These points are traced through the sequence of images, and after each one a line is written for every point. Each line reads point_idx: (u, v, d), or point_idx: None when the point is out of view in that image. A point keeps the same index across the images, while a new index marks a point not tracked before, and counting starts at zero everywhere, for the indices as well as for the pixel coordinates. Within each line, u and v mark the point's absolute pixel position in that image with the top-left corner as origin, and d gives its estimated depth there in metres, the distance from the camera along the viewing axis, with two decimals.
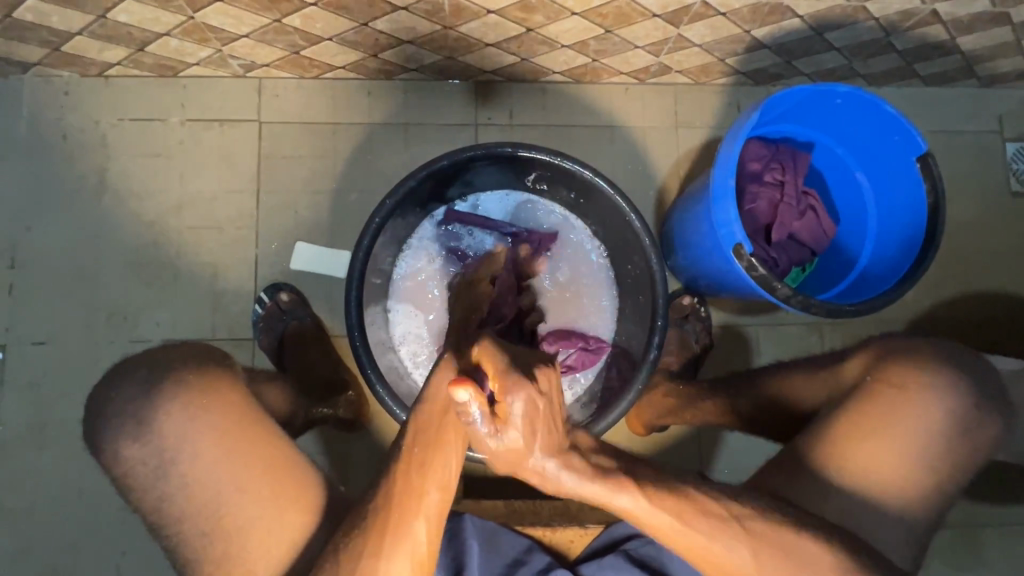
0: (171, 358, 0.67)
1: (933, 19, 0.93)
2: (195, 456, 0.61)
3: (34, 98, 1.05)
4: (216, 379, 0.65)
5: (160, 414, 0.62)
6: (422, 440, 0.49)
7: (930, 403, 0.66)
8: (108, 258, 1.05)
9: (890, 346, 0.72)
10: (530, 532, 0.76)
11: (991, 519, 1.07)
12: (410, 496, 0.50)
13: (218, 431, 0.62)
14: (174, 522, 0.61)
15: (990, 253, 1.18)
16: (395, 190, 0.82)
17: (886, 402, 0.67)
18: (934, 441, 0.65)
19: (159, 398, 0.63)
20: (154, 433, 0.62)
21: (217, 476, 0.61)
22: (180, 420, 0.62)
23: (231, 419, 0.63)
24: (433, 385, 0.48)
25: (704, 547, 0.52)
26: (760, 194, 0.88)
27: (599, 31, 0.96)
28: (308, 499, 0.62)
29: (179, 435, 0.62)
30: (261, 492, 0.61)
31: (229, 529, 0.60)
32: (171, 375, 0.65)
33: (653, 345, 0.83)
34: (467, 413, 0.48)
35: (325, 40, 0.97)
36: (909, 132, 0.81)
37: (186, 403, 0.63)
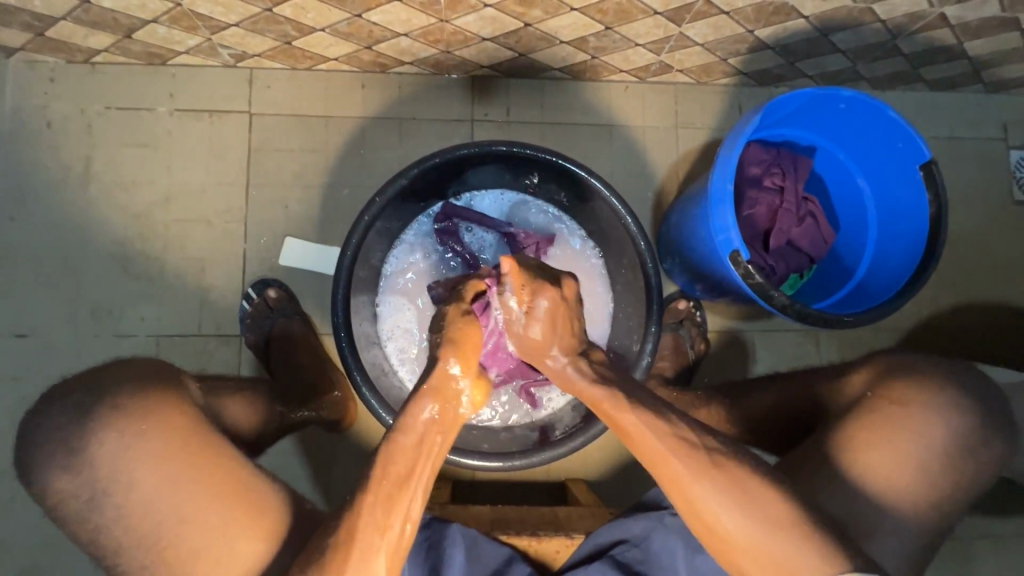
0: (111, 379, 0.65)
1: (941, 22, 0.91)
2: (133, 487, 0.59)
3: (17, 84, 1.03)
4: (157, 402, 0.62)
5: (94, 441, 0.60)
6: (389, 475, 0.52)
7: (933, 420, 0.64)
8: (92, 251, 1.02)
9: (895, 363, 0.71)
10: (515, 542, 0.74)
11: (984, 531, 1.07)
12: (373, 530, 0.51)
13: (154, 461, 0.59)
14: (114, 552, 0.59)
15: (991, 262, 1.16)
16: (385, 187, 0.80)
17: (884, 418, 0.66)
18: (936, 459, 0.63)
19: (94, 425, 0.61)
20: (87, 463, 0.60)
21: (158, 506, 0.59)
22: (115, 449, 0.60)
23: (172, 447, 0.60)
24: (409, 418, 0.53)
25: (686, 483, 0.54)
26: (759, 199, 0.86)
27: (599, 27, 0.93)
28: (263, 523, 0.60)
29: (114, 465, 0.59)
30: (209, 520, 0.59)
31: (170, 559, 0.59)
32: (108, 400, 0.62)
33: (645, 353, 0.82)
34: (437, 450, 0.54)
35: (318, 31, 0.94)
36: (913, 139, 0.79)
37: (121, 431, 0.60)
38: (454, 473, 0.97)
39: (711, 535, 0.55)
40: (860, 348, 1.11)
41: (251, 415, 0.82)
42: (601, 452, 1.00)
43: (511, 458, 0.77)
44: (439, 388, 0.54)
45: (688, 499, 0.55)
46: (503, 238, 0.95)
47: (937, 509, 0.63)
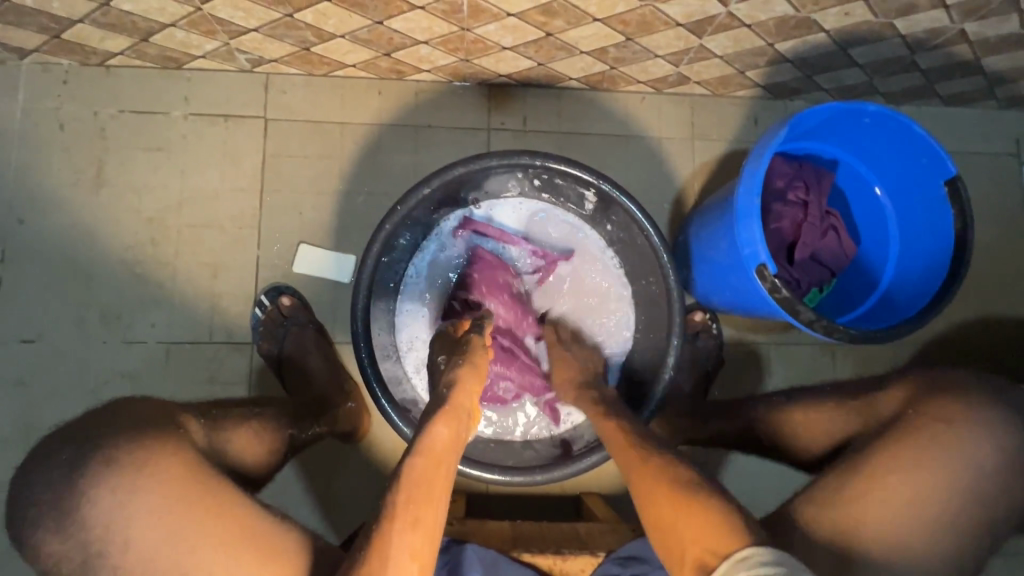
0: (101, 429, 0.62)
1: (960, 38, 0.91)
2: (130, 546, 0.57)
3: (30, 86, 1.01)
4: (152, 452, 0.61)
5: (85, 500, 0.57)
6: (415, 497, 0.53)
7: (980, 442, 0.61)
8: (103, 256, 1.01)
9: (933, 380, 0.69)
10: (538, 561, 0.73)
11: (1001, 549, 1.05)
12: (404, 555, 0.51)
13: (154, 514, 0.58)
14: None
15: (1006, 277, 1.16)
16: (406, 197, 0.79)
17: (928, 438, 0.62)
18: (980, 483, 0.60)
19: (84, 482, 0.58)
20: (80, 523, 0.57)
21: (157, 563, 0.57)
22: (109, 507, 0.57)
23: (173, 497, 0.59)
24: (427, 441, 0.56)
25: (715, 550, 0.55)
26: (784, 213, 0.86)
27: (620, 38, 0.93)
28: (269, 574, 0.58)
29: (108, 524, 0.57)
30: (213, 574, 0.57)
31: None
32: (98, 454, 0.60)
33: (668, 366, 0.82)
34: (445, 477, 0.55)
35: (337, 37, 0.94)
36: (938, 155, 0.79)
37: (114, 488, 0.58)
38: (467, 486, 0.95)
39: (652, 516, 0.59)
40: (876, 362, 1.10)
41: (258, 444, 0.79)
42: (617, 467, 0.98)
43: (531, 473, 0.76)
44: (451, 412, 0.58)
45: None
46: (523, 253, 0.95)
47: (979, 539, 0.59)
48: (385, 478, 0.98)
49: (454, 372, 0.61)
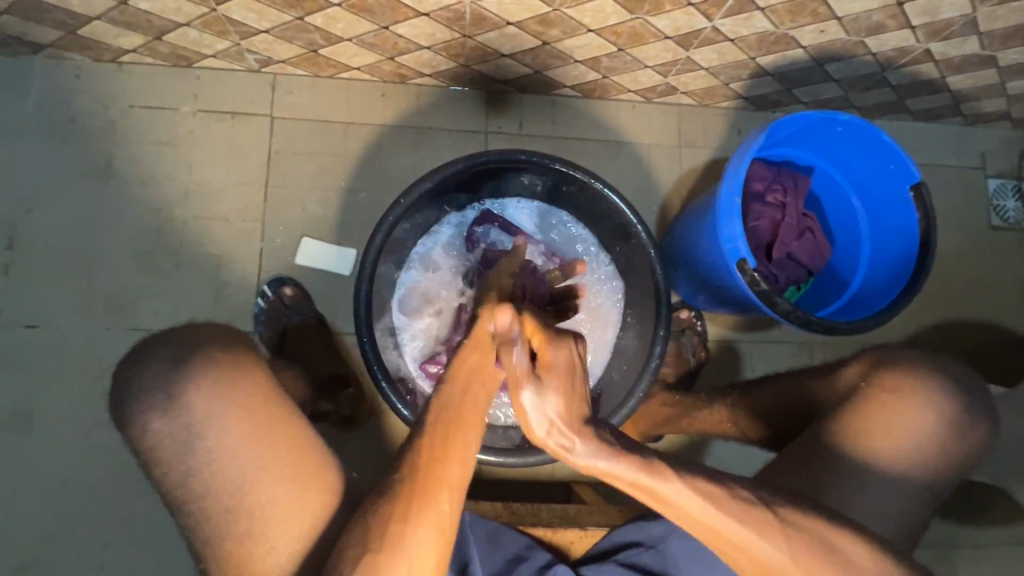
0: (199, 333, 0.67)
1: (925, 56, 0.99)
2: (224, 432, 0.60)
3: (43, 79, 1.05)
4: (243, 359, 0.65)
5: (190, 388, 0.61)
6: (444, 418, 0.54)
7: (925, 408, 0.69)
8: (110, 244, 1.03)
9: (886, 355, 0.75)
10: (532, 532, 0.77)
11: (967, 539, 1.11)
12: (433, 467, 0.53)
13: (245, 407, 0.61)
14: (198, 497, 0.59)
15: (972, 283, 1.23)
16: (409, 190, 0.83)
17: (880, 407, 0.70)
18: (931, 444, 0.68)
19: (190, 372, 0.62)
20: (184, 407, 0.61)
21: (244, 451, 0.59)
22: (210, 395, 0.61)
23: (260, 397, 0.62)
24: (454, 369, 0.56)
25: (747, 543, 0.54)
26: (762, 213, 0.92)
27: (612, 48, 0.99)
28: (331, 477, 0.61)
29: (209, 409, 0.60)
30: (285, 470, 0.60)
31: (253, 505, 0.58)
32: (201, 351, 0.64)
33: (655, 355, 0.85)
34: (482, 396, 0.56)
35: (344, 41, 0.98)
36: (904, 161, 0.85)
37: (217, 378, 0.62)
38: None
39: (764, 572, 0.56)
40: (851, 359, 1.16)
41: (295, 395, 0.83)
42: None
43: (523, 455, 0.78)
44: (480, 342, 0.57)
45: (756, 561, 0.55)
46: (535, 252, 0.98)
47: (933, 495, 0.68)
48: (381, 463, 1.01)
49: (477, 315, 0.60)
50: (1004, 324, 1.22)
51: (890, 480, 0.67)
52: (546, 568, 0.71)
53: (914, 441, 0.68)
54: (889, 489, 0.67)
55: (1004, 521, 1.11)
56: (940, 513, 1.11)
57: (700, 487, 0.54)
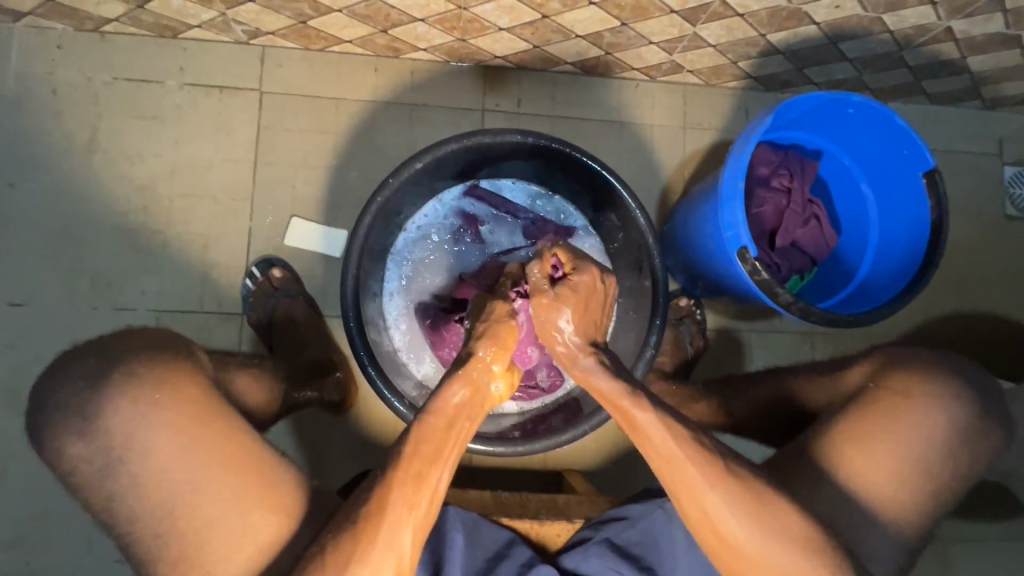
0: (122, 346, 0.65)
1: (946, 36, 0.93)
2: (147, 456, 0.58)
3: (24, 49, 1.01)
4: (171, 371, 0.62)
5: (109, 409, 0.59)
6: (422, 451, 0.53)
7: (936, 410, 0.67)
8: (95, 223, 1.01)
9: (893, 354, 0.73)
10: (516, 525, 0.76)
11: (966, 535, 1.09)
12: (401, 506, 0.52)
13: (171, 426, 0.59)
14: (129, 520, 0.58)
15: (983, 274, 1.19)
16: (399, 169, 0.79)
17: (887, 407, 0.67)
18: (939, 446, 0.66)
19: (109, 390, 0.60)
20: (103, 430, 0.59)
21: (174, 475, 0.58)
22: (130, 416, 0.59)
23: (188, 413, 0.60)
24: (439, 402, 0.54)
25: (698, 486, 0.55)
26: (767, 199, 0.88)
27: (615, 23, 0.94)
28: (278, 498, 0.60)
29: (128, 433, 0.58)
30: (222, 492, 0.58)
31: (186, 529, 0.57)
32: (123, 367, 0.61)
33: (650, 344, 0.82)
34: (465, 431, 0.55)
35: (335, 12, 0.94)
36: (917, 147, 0.81)
37: (137, 400, 0.59)
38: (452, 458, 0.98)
39: (705, 524, 0.57)
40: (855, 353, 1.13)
41: (262, 389, 0.80)
42: (597, 444, 1.01)
43: (514, 444, 0.76)
44: (471, 376, 0.54)
45: (703, 508, 0.56)
46: (523, 227, 0.97)
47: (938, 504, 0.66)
48: (367, 449, 1.00)
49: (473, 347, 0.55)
50: (1014, 317, 1.18)
51: (892, 483, 0.64)
52: (528, 565, 0.69)
53: (920, 443, 0.66)
54: (893, 493, 0.64)
55: (1005, 517, 1.09)
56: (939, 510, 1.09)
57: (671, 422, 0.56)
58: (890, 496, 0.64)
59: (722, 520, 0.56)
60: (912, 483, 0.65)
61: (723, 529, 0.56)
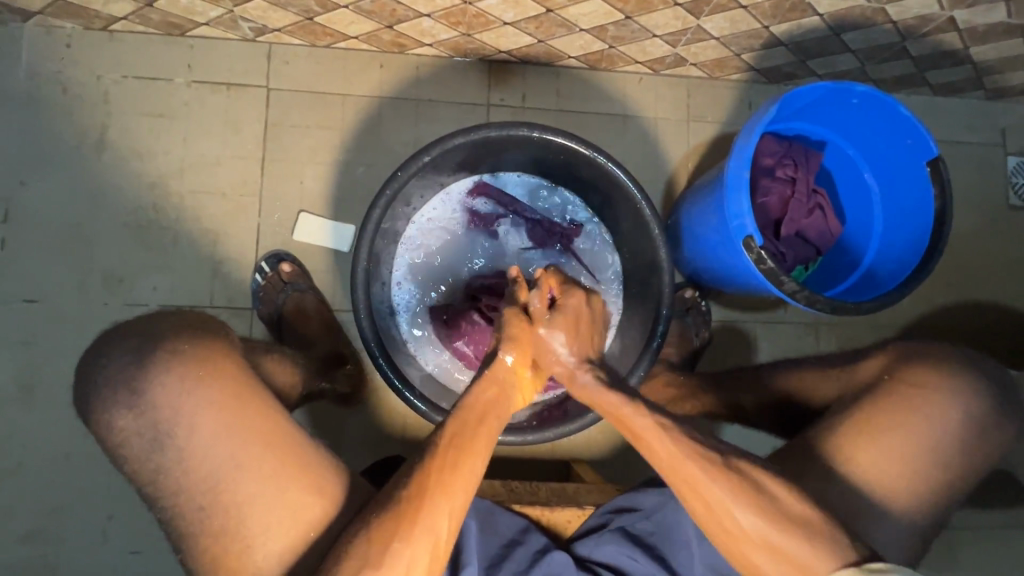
0: (164, 324, 0.66)
1: (949, 25, 0.94)
2: (193, 430, 0.59)
3: (33, 48, 1.02)
4: (212, 350, 0.63)
5: (156, 384, 0.60)
6: (458, 442, 0.54)
7: (950, 403, 0.67)
8: (107, 220, 1.02)
9: (910, 347, 0.74)
10: (528, 511, 0.77)
11: (973, 523, 1.10)
12: (439, 493, 0.53)
13: (216, 403, 0.60)
14: (173, 493, 0.59)
15: (987, 264, 1.20)
16: (407, 163, 0.80)
17: (902, 398, 0.68)
18: (954, 437, 0.66)
19: (155, 366, 0.61)
20: (149, 405, 0.60)
21: (217, 450, 0.59)
22: (178, 390, 0.60)
23: (231, 391, 0.61)
24: (471, 397, 0.57)
25: (722, 505, 0.57)
26: (771, 189, 0.89)
27: (619, 16, 0.95)
28: (316, 476, 0.60)
29: (175, 408, 0.60)
30: (261, 468, 0.59)
31: (228, 504, 0.58)
32: (163, 345, 0.63)
33: (658, 334, 0.83)
34: (495, 427, 0.57)
35: (341, 8, 0.94)
36: (921, 135, 0.82)
37: (179, 376, 0.60)
38: None
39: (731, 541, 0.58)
40: (860, 343, 1.14)
41: (287, 373, 0.82)
42: (606, 435, 1.02)
43: (524, 434, 0.77)
44: (497, 376, 0.58)
45: (705, 502, 0.57)
46: (530, 226, 0.98)
47: (947, 496, 0.66)
48: (377, 441, 1.01)
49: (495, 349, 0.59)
50: (1018, 306, 1.19)
51: (909, 475, 0.65)
52: (544, 551, 0.70)
53: (933, 434, 0.66)
54: (909, 483, 0.65)
55: (1011, 504, 1.10)
56: None
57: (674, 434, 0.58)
58: (900, 483, 0.65)
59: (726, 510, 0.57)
60: (923, 473, 0.65)
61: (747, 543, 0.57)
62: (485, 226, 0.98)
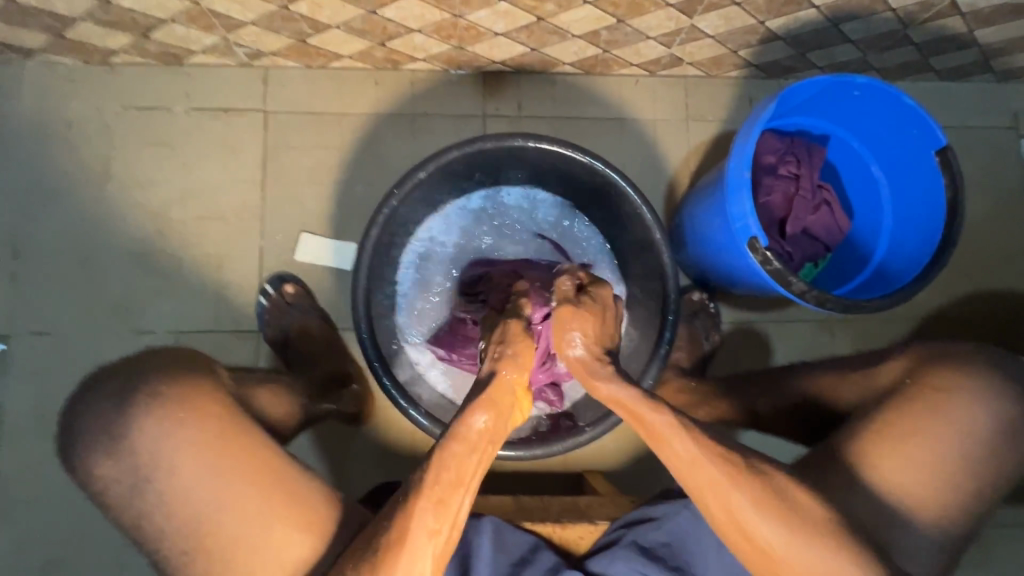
0: (144, 367, 0.66)
1: (952, 10, 0.92)
2: (171, 475, 0.59)
3: (38, 86, 1.04)
4: (190, 390, 0.63)
5: (133, 429, 0.61)
6: (445, 478, 0.52)
7: (977, 407, 0.65)
8: (112, 250, 1.03)
9: (932, 350, 0.71)
10: (539, 529, 0.75)
11: (1007, 524, 1.06)
12: (422, 533, 0.51)
13: (194, 445, 0.60)
14: (156, 539, 0.59)
15: (1007, 251, 1.16)
16: (403, 179, 0.80)
17: (925, 405, 0.66)
18: (982, 442, 0.64)
19: (132, 412, 0.61)
20: (128, 450, 0.60)
21: (197, 493, 0.59)
22: (155, 435, 0.60)
23: (208, 432, 0.61)
24: (463, 427, 0.53)
25: (748, 520, 0.55)
26: (774, 187, 0.87)
27: (611, 20, 0.94)
28: (299, 513, 0.60)
29: (152, 454, 0.60)
30: (246, 507, 0.59)
31: (210, 546, 0.58)
32: (143, 389, 0.63)
33: (664, 341, 0.81)
34: (486, 458, 0.54)
35: (333, 28, 0.95)
36: (928, 125, 0.79)
37: (159, 419, 0.61)
38: None
39: (762, 557, 0.56)
40: (876, 339, 1.11)
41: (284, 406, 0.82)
42: (618, 445, 1.00)
43: (532, 448, 0.76)
44: (495, 400, 0.54)
45: (735, 518, 0.55)
46: (531, 237, 0.98)
47: (979, 506, 0.63)
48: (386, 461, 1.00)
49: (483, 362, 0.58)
50: None
51: (939, 485, 0.63)
52: (555, 569, 0.68)
53: (960, 440, 0.64)
54: (939, 495, 0.62)
55: None
56: None
57: (704, 442, 0.56)
58: (930, 498, 0.62)
59: (745, 516, 0.55)
60: (952, 484, 0.63)
61: (775, 555, 0.55)
62: (486, 240, 0.98)
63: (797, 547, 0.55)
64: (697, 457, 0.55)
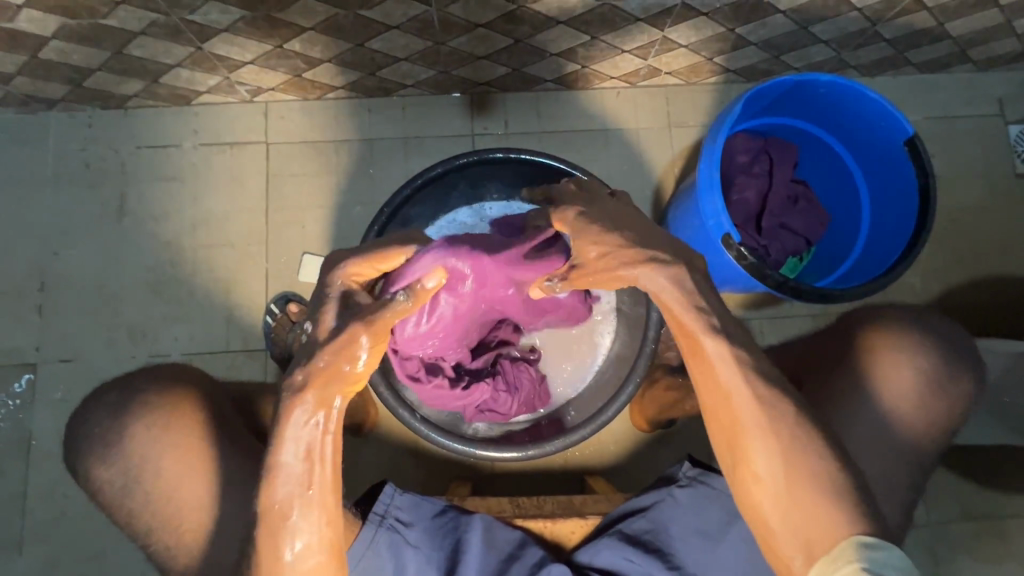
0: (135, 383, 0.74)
1: (916, 6, 0.94)
2: (157, 475, 0.69)
3: (60, 132, 1.13)
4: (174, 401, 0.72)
5: (126, 436, 0.70)
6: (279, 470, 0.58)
7: (907, 366, 0.72)
8: (129, 279, 1.10)
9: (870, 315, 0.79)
10: (528, 524, 0.78)
11: (1013, 509, 1.06)
12: (274, 518, 0.58)
13: (176, 448, 0.70)
14: (148, 530, 0.70)
15: (1001, 236, 1.16)
16: (392, 198, 0.87)
17: (862, 368, 0.73)
18: (911, 397, 0.72)
19: (126, 421, 0.71)
20: (122, 453, 0.70)
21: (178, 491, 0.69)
22: (142, 440, 0.70)
23: (187, 437, 0.71)
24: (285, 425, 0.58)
25: (752, 440, 0.61)
26: (747, 184, 0.90)
27: (585, 37, 0.99)
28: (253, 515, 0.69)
29: (140, 457, 0.70)
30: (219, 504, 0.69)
31: (187, 537, 0.69)
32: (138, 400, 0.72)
33: (650, 339, 0.84)
34: (316, 442, 0.58)
35: (325, 62, 1.02)
36: (893, 116, 0.82)
37: (147, 427, 0.70)
38: (475, 470, 1.01)
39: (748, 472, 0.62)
40: None
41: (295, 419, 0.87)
42: (616, 444, 1.02)
43: (526, 448, 0.82)
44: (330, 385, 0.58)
45: (740, 435, 0.62)
46: None
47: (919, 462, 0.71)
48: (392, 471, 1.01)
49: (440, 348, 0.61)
50: None
51: (876, 442, 0.71)
52: (540, 565, 0.72)
53: (889, 395, 0.72)
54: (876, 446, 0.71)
55: None
56: (974, 480, 1.07)
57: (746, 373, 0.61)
58: (870, 451, 0.71)
59: (749, 436, 0.61)
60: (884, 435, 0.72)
61: (759, 474, 0.62)
62: None
63: (788, 475, 0.60)
64: (734, 389, 0.61)
